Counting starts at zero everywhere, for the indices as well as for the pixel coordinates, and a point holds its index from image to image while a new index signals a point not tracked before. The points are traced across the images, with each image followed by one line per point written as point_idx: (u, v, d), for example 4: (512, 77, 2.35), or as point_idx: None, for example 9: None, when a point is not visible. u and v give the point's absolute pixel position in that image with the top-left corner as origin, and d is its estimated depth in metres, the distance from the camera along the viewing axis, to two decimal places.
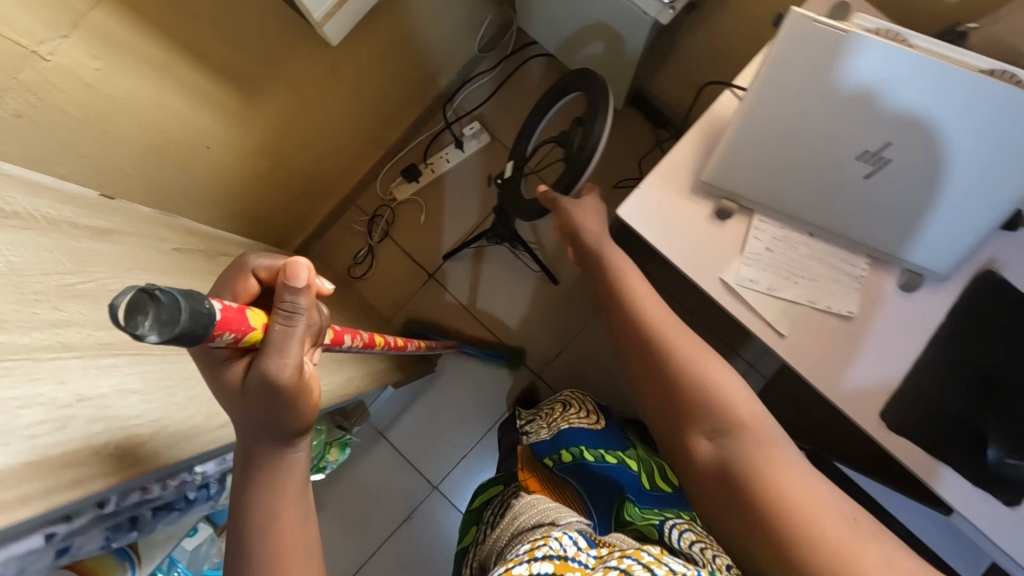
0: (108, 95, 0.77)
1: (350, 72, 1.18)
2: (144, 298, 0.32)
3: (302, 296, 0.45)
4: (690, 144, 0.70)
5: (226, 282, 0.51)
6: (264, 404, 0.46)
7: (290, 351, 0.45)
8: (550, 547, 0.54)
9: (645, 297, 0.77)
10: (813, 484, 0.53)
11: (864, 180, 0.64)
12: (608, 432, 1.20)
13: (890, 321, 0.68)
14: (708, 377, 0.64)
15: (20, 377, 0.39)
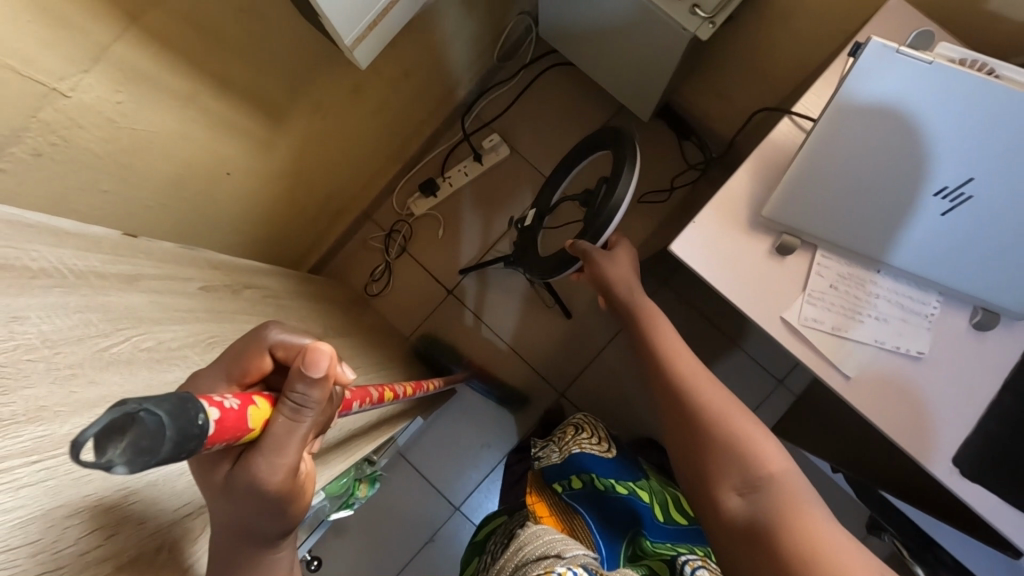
0: (130, 128, 0.73)
1: (372, 90, 1.14)
2: (125, 419, 0.28)
3: (315, 391, 0.44)
4: (749, 176, 0.67)
5: (234, 353, 0.50)
6: (247, 504, 0.44)
7: (287, 451, 0.44)
8: None
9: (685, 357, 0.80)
10: (845, 544, 0.54)
11: (941, 217, 0.60)
12: (620, 462, 1.21)
13: (963, 362, 0.64)
14: (742, 434, 0.67)
15: (68, 485, 0.35)
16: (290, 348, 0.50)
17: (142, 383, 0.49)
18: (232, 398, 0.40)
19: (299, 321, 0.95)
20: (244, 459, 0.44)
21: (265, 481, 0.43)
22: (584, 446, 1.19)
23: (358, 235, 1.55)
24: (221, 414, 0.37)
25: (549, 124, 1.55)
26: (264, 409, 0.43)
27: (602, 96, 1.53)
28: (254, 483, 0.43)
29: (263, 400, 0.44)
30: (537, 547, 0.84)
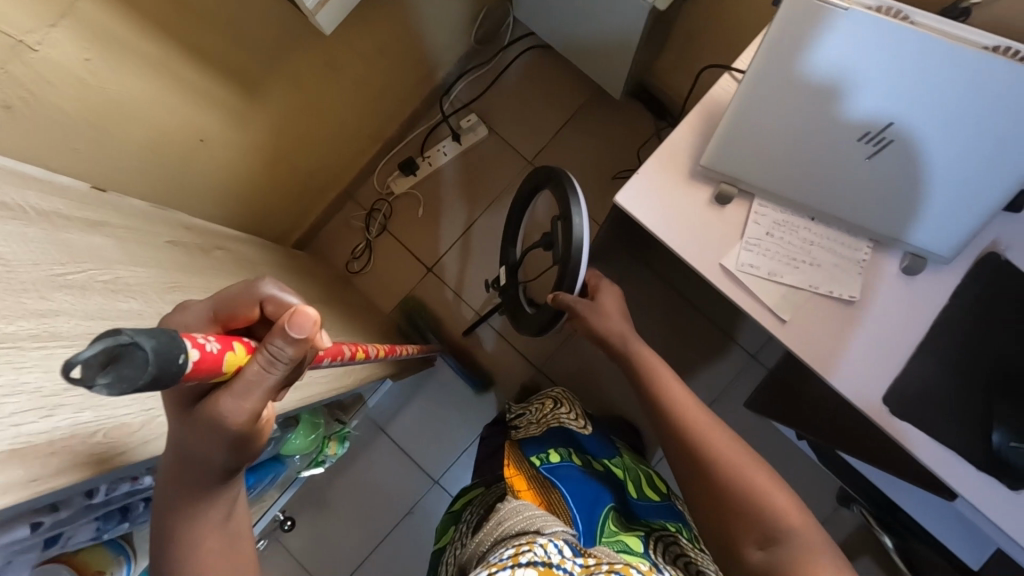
0: (101, 89, 0.75)
1: (348, 67, 1.16)
2: (110, 345, 0.28)
3: (293, 349, 0.43)
4: (691, 127, 0.69)
5: (222, 295, 0.48)
6: (206, 440, 0.44)
7: (253, 398, 0.43)
8: (536, 554, 0.69)
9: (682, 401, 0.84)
10: None
11: (866, 162, 0.63)
12: (599, 439, 1.25)
13: (892, 305, 0.67)
14: (756, 485, 0.69)
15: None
16: (280, 307, 0.49)
17: (96, 308, 0.52)
18: (212, 341, 0.40)
19: None
20: (211, 398, 0.43)
21: (227, 422, 0.44)
22: (562, 421, 1.24)
23: (341, 214, 1.58)
24: (202, 357, 0.37)
25: (527, 105, 1.57)
26: (241, 355, 0.43)
27: (579, 78, 1.56)
28: (215, 420, 0.43)
29: (241, 347, 0.43)
30: (516, 523, 0.84)
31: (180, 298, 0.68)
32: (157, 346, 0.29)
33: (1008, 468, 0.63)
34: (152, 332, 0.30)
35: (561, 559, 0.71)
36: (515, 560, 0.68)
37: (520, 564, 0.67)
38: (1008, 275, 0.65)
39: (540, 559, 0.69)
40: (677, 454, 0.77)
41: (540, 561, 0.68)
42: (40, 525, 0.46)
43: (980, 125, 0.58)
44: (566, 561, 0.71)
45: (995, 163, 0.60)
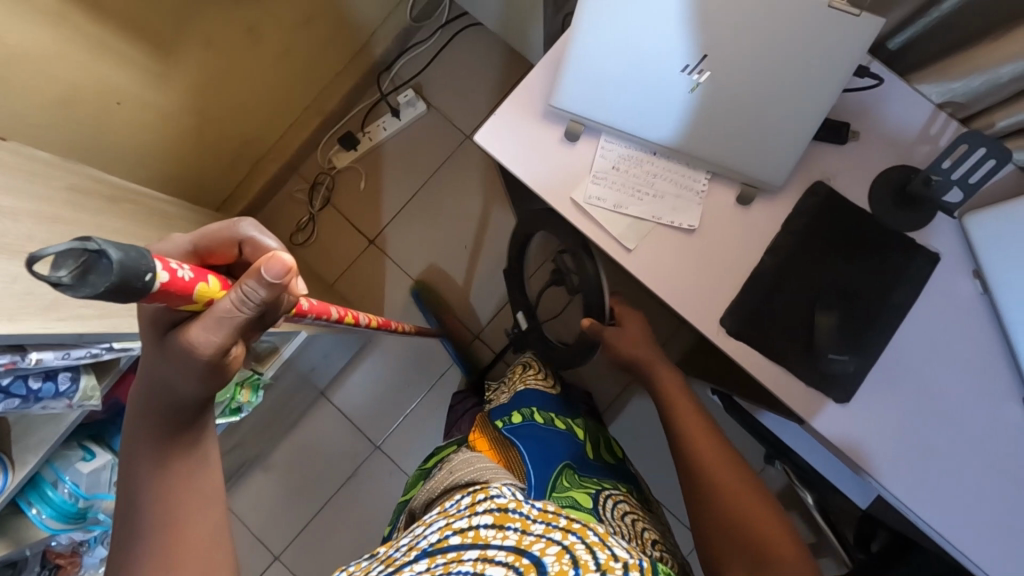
0: (3, 42, 0.80)
1: (270, 35, 1.21)
2: (78, 251, 0.33)
3: (266, 292, 0.46)
4: (540, 72, 0.73)
5: (205, 232, 0.52)
6: (180, 367, 0.48)
7: (222, 332, 0.47)
8: (494, 500, 0.62)
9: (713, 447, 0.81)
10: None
11: (688, 95, 0.69)
12: (563, 400, 1.22)
13: (729, 233, 0.72)
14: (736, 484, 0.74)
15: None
16: (258, 249, 0.53)
17: None
18: (184, 270, 0.45)
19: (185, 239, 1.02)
20: (187, 327, 0.47)
21: (197, 351, 0.47)
22: (529, 382, 1.19)
23: (284, 189, 1.62)
24: (171, 281, 0.42)
25: (466, 82, 1.62)
26: (214, 288, 0.48)
27: (513, 54, 1.61)
28: (187, 348, 0.47)
29: (210, 286, 0.47)
30: (467, 472, 0.82)
31: (64, 231, 0.71)
32: (122, 258, 0.34)
33: (830, 379, 0.69)
34: (125, 247, 0.35)
35: (521, 503, 0.62)
36: (472, 510, 0.62)
37: (475, 512, 0.61)
38: (831, 202, 0.70)
39: (496, 506, 0.62)
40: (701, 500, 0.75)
41: (496, 505, 0.62)
42: None
43: (772, 58, 0.67)
44: (527, 506, 0.63)
45: (793, 91, 0.68)
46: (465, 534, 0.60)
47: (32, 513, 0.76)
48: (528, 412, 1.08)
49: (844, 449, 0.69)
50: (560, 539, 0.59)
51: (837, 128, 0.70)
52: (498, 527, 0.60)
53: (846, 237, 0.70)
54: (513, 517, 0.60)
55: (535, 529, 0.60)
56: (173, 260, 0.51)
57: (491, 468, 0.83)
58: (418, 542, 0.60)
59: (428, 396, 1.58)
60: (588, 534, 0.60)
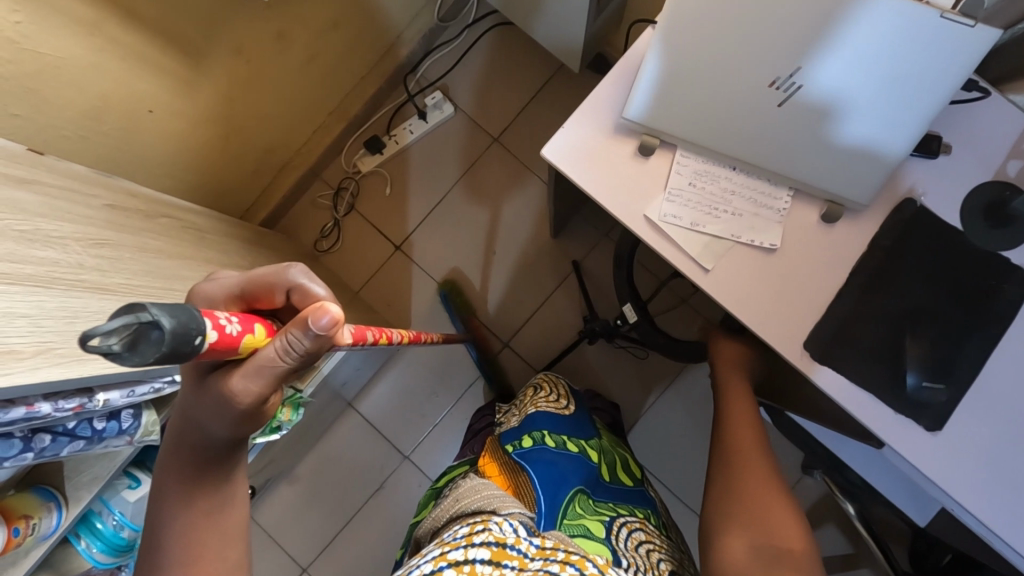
0: (35, 52, 0.76)
1: (300, 37, 1.16)
2: (131, 322, 0.29)
3: (312, 343, 0.43)
4: (613, 83, 0.70)
5: (250, 276, 0.47)
6: (215, 411, 0.46)
7: (263, 381, 0.44)
8: (489, 535, 0.66)
9: (770, 480, 0.73)
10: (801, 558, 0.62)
11: (777, 109, 0.64)
12: (575, 419, 1.17)
13: (811, 253, 0.68)
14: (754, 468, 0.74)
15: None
16: (306, 297, 0.48)
17: (12, 253, 0.52)
18: (231, 322, 0.41)
19: (222, 254, 0.98)
20: (227, 373, 0.44)
21: (236, 400, 0.45)
22: (540, 405, 1.16)
23: (307, 194, 1.58)
24: (221, 339, 0.38)
25: (495, 83, 1.58)
26: (260, 336, 0.44)
27: (542, 57, 1.57)
28: (226, 396, 0.44)
29: (253, 335, 0.43)
30: (474, 500, 0.78)
31: (110, 254, 0.67)
32: (174, 327, 0.30)
33: (922, 408, 0.65)
34: (174, 310, 0.31)
35: (518, 539, 0.66)
36: (469, 541, 0.66)
37: (472, 545, 0.65)
38: (922, 219, 0.67)
39: (493, 541, 0.65)
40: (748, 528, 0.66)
41: (494, 540, 0.65)
42: None
43: (873, 72, 0.60)
44: (524, 542, 0.66)
45: (897, 106, 0.61)
46: (461, 567, 0.62)
47: (81, 547, 0.73)
48: (540, 435, 1.05)
49: (937, 482, 0.66)
50: (557, 571, 0.62)
51: (929, 142, 0.67)
52: (493, 564, 0.63)
53: (934, 256, 0.66)
54: (511, 554, 0.64)
55: (533, 565, 0.63)
56: (217, 308, 0.47)
57: (498, 495, 0.77)
58: (412, 572, 0.62)
59: (457, 405, 1.55)
60: (587, 566, 0.63)
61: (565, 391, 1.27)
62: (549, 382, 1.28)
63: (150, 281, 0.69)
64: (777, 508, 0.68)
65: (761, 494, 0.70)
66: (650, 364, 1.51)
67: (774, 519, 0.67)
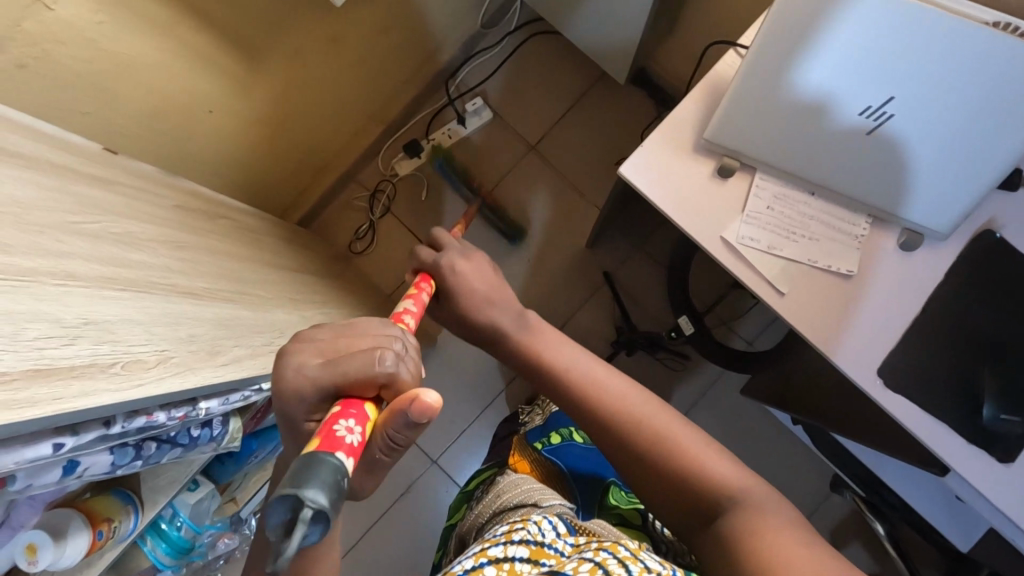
0: (110, 50, 0.76)
1: (354, 41, 1.16)
2: (298, 522, 0.28)
3: (412, 432, 0.41)
4: (695, 103, 0.70)
5: (336, 368, 0.41)
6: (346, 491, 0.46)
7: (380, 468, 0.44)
8: (528, 532, 0.62)
9: (578, 354, 0.75)
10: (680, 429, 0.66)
11: (866, 137, 0.64)
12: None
13: (887, 279, 0.69)
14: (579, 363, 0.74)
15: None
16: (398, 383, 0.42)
17: (113, 257, 0.52)
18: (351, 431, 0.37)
19: (277, 256, 0.97)
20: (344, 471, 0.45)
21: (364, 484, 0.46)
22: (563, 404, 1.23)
23: (342, 195, 1.57)
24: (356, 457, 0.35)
25: (534, 90, 1.58)
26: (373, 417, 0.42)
27: (584, 65, 1.57)
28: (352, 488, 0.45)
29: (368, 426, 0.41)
30: (515, 495, 0.87)
31: (190, 256, 0.66)
32: (333, 498, 0.29)
33: (994, 439, 0.65)
34: (319, 478, 0.29)
35: (555, 538, 0.63)
36: (508, 538, 0.62)
37: (511, 542, 0.60)
38: (1001, 251, 0.67)
39: (531, 538, 0.62)
40: (587, 419, 0.70)
41: (532, 538, 0.61)
42: (64, 447, 0.38)
43: (970, 107, 0.59)
44: (560, 541, 0.63)
45: (990, 142, 0.60)
46: (501, 565, 0.57)
47: (147, 548, 0.72)
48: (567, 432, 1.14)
49: (1010, 515, 0.65)
50: (593, 558, 0.56)
51: (1012, 177, 0.68)
52: (533, 562, 0.58)
53: (1011, 289, 0.67)
54: (548, 551, 0.60)
55: (572, 559, 0.58)
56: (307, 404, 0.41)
57: (538, 489, 0.88)
58: (451, 567, 0.58)
59: (486, 411, 1.55)
60: (620, 550, 0.58)
61: None
62: None
63: (227, 285, 0.68)
64: (598, 377, 0.72)
65: (575, 373, 0.72)
66: (682, 377, 1.51)
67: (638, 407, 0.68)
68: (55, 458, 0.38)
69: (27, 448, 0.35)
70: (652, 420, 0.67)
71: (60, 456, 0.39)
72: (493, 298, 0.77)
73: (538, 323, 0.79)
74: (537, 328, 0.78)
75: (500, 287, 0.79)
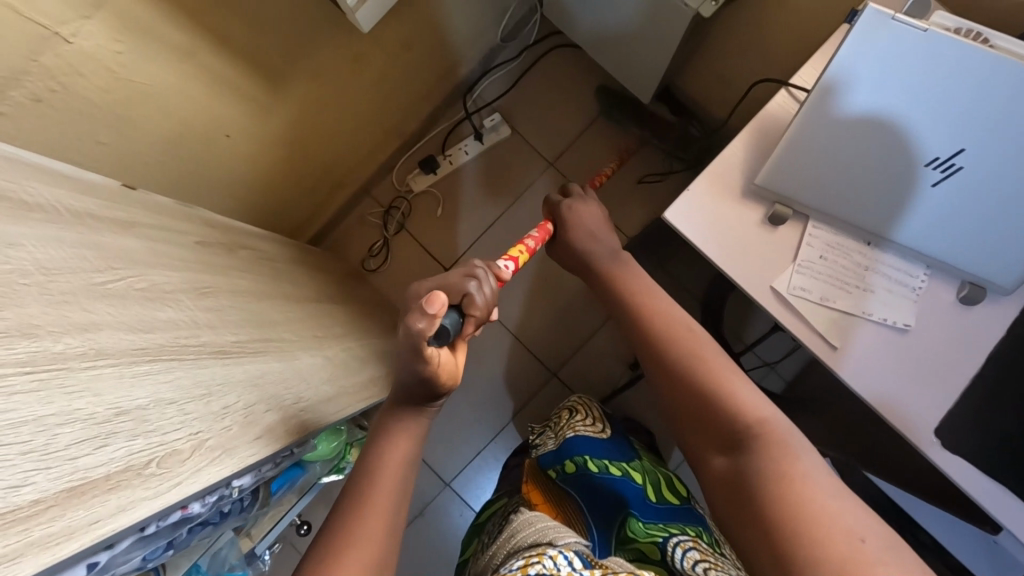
0: (130, 80, 0.72)
1: (375, 60, 1.12)
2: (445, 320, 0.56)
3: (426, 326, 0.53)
4: (742, 147, 0.68)
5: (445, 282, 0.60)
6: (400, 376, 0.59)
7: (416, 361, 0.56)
8: (543, 565, 0.59)
9: (653, 290, 0.74)
10: (714, 358, 0.63)
11: (932, 189, 0.60)
12: (616, 441, 1.02)
13: (944, 334, 0.66)
14: (639, 289, 0.74)
15: (26, 395, 0.32)
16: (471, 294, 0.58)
17: (139, 320, 0.48)
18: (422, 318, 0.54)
19: (296, 287, 0.93)
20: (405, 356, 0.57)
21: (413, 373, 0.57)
22: (577, 428, 1.01)
23: (357, 210, 1.54)
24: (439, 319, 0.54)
25: (554, 106, 1.55)
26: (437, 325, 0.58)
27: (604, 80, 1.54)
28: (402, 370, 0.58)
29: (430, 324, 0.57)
30: (528, 535, 0.73)
31: (216, 305, 0.63)
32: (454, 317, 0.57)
33: None
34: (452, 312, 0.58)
35: (570, 571, 0.59)
36: (522, 572, 0.58)
37: (526, 574, 0.58)
38: None
39: (547, 571, 0.58)
40: (641, 347, 0.69)
41: (548, 573, 0.58)
42: (98, 564, 0.36)
43: None
44: (577, 573, 0.59)
45: None
46: None
47: None
48: (581, 460, 0.93)
49: None
50: None
51: None
52: None
53: None
54: None
55: None
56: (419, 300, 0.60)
57: (553, 527, 0.74)
58: None
59: (502, 433, 1.52)
60: None
61: (600, 413, 1.09)
62: (584, 404, 1.10)
63: (253, 334, 0.65)
64: (656, 305, 0.71)
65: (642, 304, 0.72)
66: None
67: (680, 333, 0.67)
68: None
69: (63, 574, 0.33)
70: (690, 346, 0.65)
71: (94, 572, 0.36)
72: (598, 232, 0.81)
73: (628, 259, 0.80)
74: (626, 262, 0.79)
75: (606, 227, 0.82)
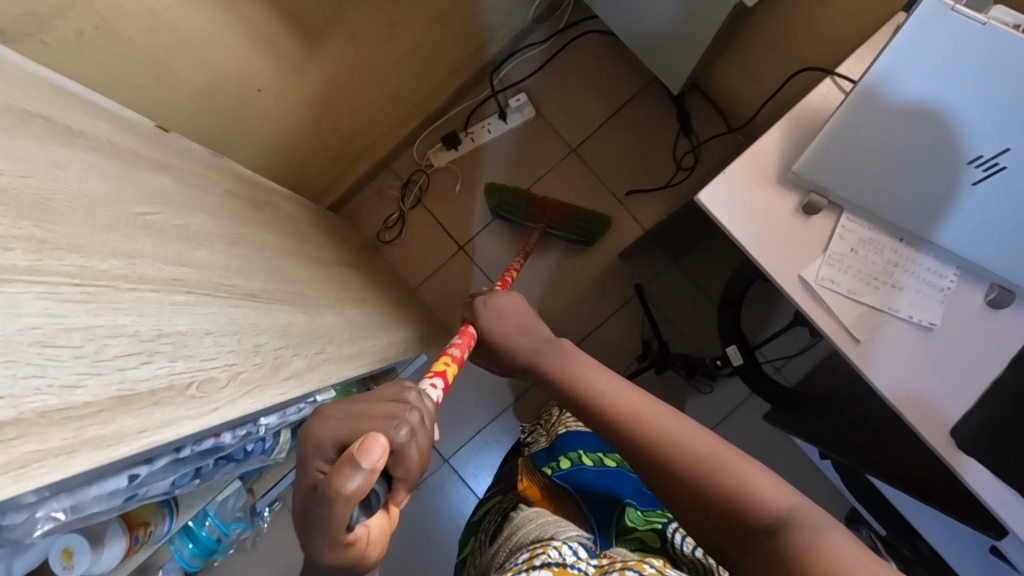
0: (171, 24, 0.72)
1: (409, 28, 1.11)
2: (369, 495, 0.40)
3: (350, 493, 0.36)
4: (781, 136, 0.69)
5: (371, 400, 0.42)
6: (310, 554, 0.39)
7: (323, 541, 0.38)
8: (549, 555, 0.51)
9: (612, 380, 0.65)
10: (708, 443, 0.55)
11: (970, 187, 0.59)
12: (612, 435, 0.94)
13: (966, 341, 0.66)
14: (592, 384, 0.65)
15: (76, 303, 0.32)
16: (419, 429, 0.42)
17: (178, 255, 0.48)
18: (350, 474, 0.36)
19: (316, 248, 0.93)
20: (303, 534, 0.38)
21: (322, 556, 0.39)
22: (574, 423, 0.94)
23: (375, 182, 1.53)
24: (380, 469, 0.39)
25: (580, 92, 1.54)
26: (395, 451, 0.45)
27: (634, 69, 1.53)
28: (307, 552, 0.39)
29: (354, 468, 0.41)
30: (527, 533, 0.64)
31: (244, 252, 0.63)
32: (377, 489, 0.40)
33: None
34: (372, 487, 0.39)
35: (577, 559, 0.52)
36: (527, 564, 0.51)
37: (533, 567, 0.50)
38: None
39: (553, 561, 0.51)
40: (622, 443, 0.59)
41: (555, 560, 0.50)
42: (137, 478, 0.37)
43: None
44: (583, 562, 0.52)
45: None
46: None
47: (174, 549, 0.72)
48: (576, 455, 0.86)
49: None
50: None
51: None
52: None
53: None
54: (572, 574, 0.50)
55: None
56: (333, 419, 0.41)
57: (554, 522, 0.65)
58: None
59: (503, 413, 1.52)
60: (645, 568, 0.49)
61: None
62: None
63: (279, 286, 0.65)
64: (620, 396, 0.63)
65: (604, 400, 0.63)
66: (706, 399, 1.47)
67: (661, 425, 0.58)
68: (127, 488, 0.38)
69: (105, 482, 0.35)
70: (676, 437, 0.57)
71: (131, 485, 0.38)
72: (526, 326, 0.74)
73: (569, 346, 0.72)
74: (572, 354, 0.70)
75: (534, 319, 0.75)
